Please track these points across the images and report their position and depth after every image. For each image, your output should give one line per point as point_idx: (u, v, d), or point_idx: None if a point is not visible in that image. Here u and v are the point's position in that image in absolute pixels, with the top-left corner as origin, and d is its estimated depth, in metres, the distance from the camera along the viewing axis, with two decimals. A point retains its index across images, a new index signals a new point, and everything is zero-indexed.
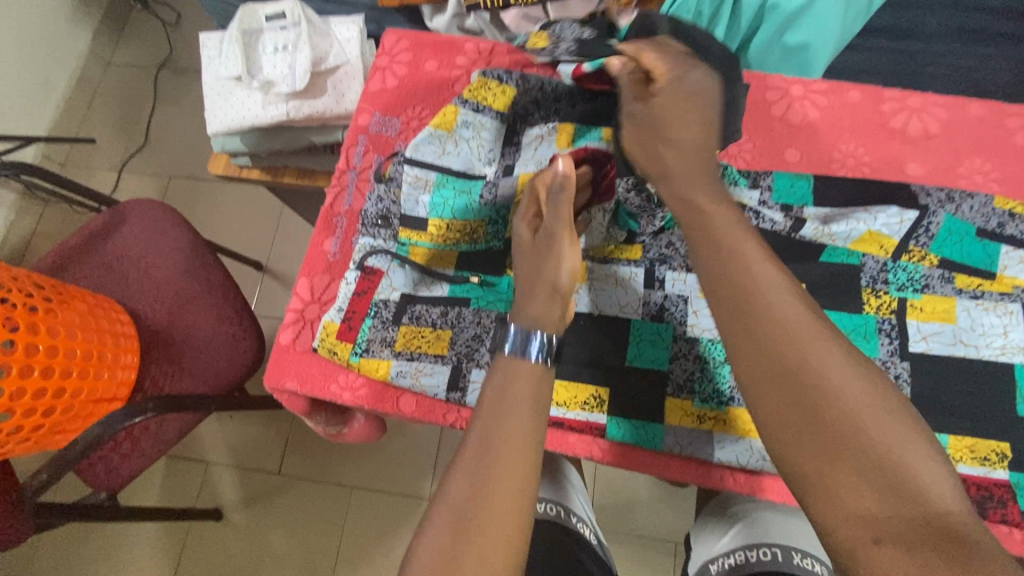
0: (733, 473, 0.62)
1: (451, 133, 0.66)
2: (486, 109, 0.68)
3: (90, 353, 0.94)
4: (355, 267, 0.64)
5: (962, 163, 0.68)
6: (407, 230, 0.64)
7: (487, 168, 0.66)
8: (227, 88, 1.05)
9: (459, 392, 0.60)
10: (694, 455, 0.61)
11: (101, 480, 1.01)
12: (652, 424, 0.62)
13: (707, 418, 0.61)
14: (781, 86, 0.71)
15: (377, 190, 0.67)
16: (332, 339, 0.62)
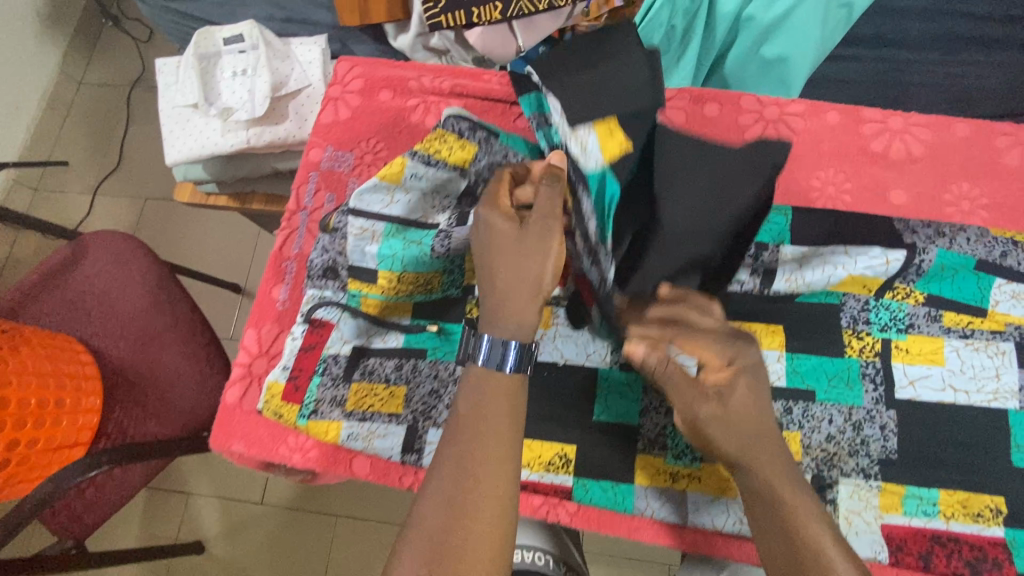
0: (708, 534, 0.59)
1: (401, 189, 0.58)
2: (439, 163, 0.58)
3: (47, 401, 0.89)
4: (301, 321, 0.59)
5: (948, 189, 0.64)
6: (356, 281, 0.58)
7: (443, 218, 0.59)
8: (184, 116, 1.01)
9: (416, 454, 0.56)
10: (668, 517, 0.59)
11: (64, 528, 0.97)
12: (622, 484, 0.60)
13: (680, 476, 0.59)
14: (755, 109, 0.67)
15: (320, 241, 0.61)
16: (277, 401, 0.58)
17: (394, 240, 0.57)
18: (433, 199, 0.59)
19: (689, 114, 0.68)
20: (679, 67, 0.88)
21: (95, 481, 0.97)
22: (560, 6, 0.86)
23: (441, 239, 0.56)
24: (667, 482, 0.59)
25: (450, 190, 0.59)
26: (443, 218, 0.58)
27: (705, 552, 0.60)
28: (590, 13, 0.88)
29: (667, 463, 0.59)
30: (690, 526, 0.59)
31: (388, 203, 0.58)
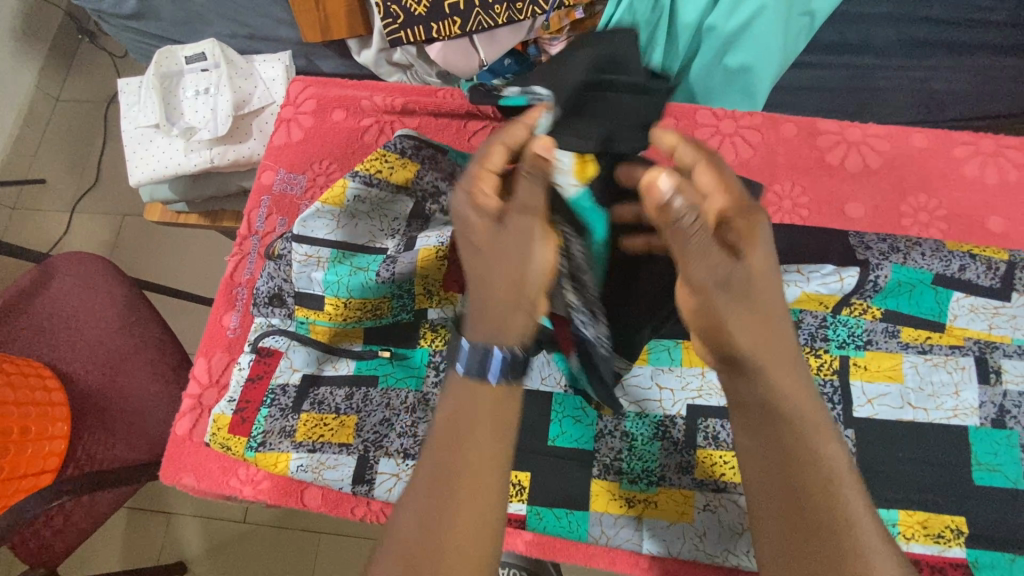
0: (664, 559, 0.58)
1: (344, 211, 0.58)
2: (382, 182, 0.60)
3: (12, 429, 0.88)
4: (249, 350, 0.58)
5: (907, 201, 0.63)
6: (303, 309, 0.57)
7: (390, 241, 0.59)
8: (146, 136, 0.99)
9: (366, 485, 0.55)
10: (624, 543, 0.58)
11: (34, 558, 0.95)
12: (577, 511, 0.59)
13: (636, 501, 0.59)
14: (710, 123, 0.66)
15: (266, 267, 0.60)
16: (224, 433, 0.56)
17: (342, 265, 0.57)
18: (380, 221, 0.60)
19: None
20: None
21: (64, 508, 0.95)
22: (521, 20, 0.85)
23: (387, 263, 0.57)
24: (623, 506, 0.59)
25: (396, 212, 0.60)
26: (392, 241, 0.59)
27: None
28: (551, 26, 0.87)
29: (623, 488, 0.59)
30: (645, 553, 0.58)
31: (334, 229, 0.58)
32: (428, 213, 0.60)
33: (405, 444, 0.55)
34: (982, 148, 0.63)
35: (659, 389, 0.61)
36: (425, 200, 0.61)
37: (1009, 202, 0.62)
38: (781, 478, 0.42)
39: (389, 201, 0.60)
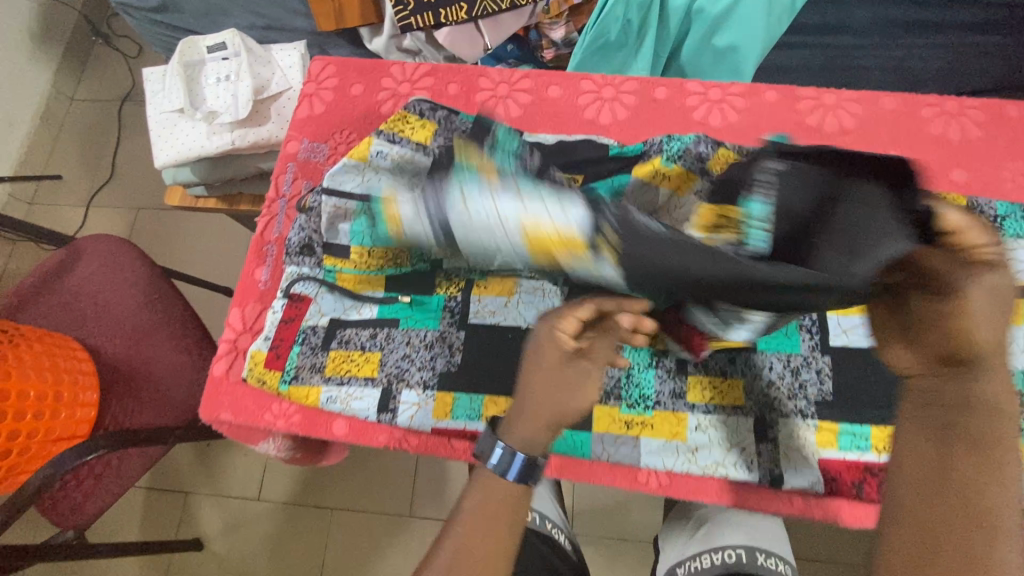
0: (657, 473, 0.66)
1: (369, 163, 0.64)
2: (404, 140, 0.66)
3: (46, 394, 0.94)
4: (282, 295, 0.65)
5: (879, 156, 0.69)
6: (332, 257, 0.64)
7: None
8: (171, 121, 1.05)
9: (390, 414, 0.61)
10: (622, 460, 0.65)
11: (68, 521, 1.01)
12: (580, 434, 0.66)
13: (634, 424, 0.66)
14: (699, 90, 0.72)
15: (298, 220, 0.66)
16: (260, 368, 0.63)
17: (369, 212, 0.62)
18: (404, 177, 0.64)
19: (640, 97, 0.73)
20: (637, 59, 0.93)
21: (94, 471, 1.01)
22: (523, 6, 0.93)
23: None
24: (623, 429, 0.66)
25: (419, 167, 0.64)
26: None
27: (654, 493, 0.67)
28: (550, 10, 0.93)
29: (622, 412, 0.65)
30: (643, 467, 0.65)
31: (361, 181, 0.63)
32: None
33: (424, 377, 0.61)
34: (946, 108, 0.69)
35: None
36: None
37: (971, 156, 0.67)
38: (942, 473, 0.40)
39: (412, 155, 0.66)
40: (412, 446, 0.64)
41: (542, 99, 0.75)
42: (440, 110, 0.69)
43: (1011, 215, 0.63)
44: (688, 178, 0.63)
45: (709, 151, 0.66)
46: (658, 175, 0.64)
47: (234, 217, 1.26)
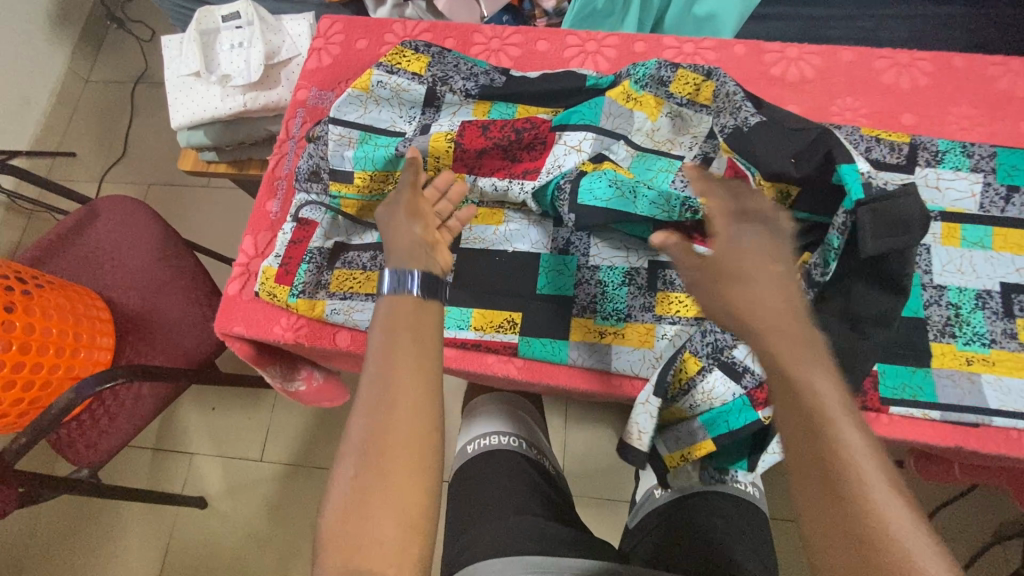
0: (630, 380, 0.73)
1: (371, 94, 0.76)
2: (401, 72, 0.77)
3: (66, 332, 1.01)
4: (291, 220, 0.76)
5: (836, 103, 0.76)
6: (337, 183, 0.74)
7: (408, 126, 0.76)
8: (187, 84, 1.13)
9: None
10: (596, 364, 0.72)
11: (82, 458, 1.06)
12: (557, 341, 0.73)
13: (607, 333, 0.73)
14: (674, 45, 0.79)
15: (307, 148, 0.76)
16: (271, 283, 0.72)
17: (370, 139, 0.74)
18: (400, 108, 0.76)
19: (620, 51, 0.80)
20: (624, 26, 1.00)
21: (108, 411, 1.07)
22: None
23: (405, 142, 0.73)
24: (596, 337, 0.73)
25: (412, 98, 0.77)
26: (411, 127, 0.76)
27: (627, 398, 0.74)
28: None
29: (597, 321, 0.73)
30: (615, 372, 0.72)
31: (362, 113, 0.76)
32: (439, 100, 0.77)
33: None
34: (897, 61, 0.76)
35: (626, 249, 0.76)
36: (437, 86, 0.77)
37: (919, 102, 0.75)
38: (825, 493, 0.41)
39: (407, 87, 0.76)
40: None
41: (531, 52, 0.82)
42: (434, 47, 0.78)
43: (950, 150, 0.71)
44: (656, 103, 0.76)
45: (670, 74, 0.75)
46: (629, 102, 0.76)
47: (243, 182, 1.33)
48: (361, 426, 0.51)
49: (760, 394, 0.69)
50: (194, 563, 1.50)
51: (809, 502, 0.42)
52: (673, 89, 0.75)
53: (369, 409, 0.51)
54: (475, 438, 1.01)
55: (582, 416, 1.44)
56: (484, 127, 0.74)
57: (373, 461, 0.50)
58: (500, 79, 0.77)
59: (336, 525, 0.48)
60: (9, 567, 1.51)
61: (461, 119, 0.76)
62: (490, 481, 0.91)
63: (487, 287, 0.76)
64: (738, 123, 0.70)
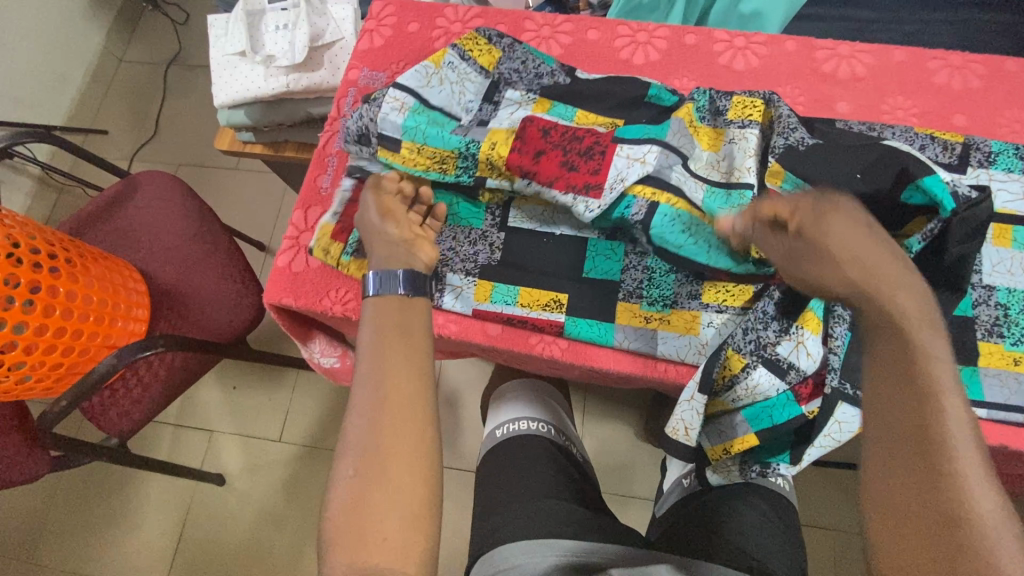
0: (675, 366, 0.74)
1: (439, 70, 0.77)
2: (472, 60, 0.79)
3: (105, 301, 1.03)
4: (351, 177, 0.79)
5: (886, 102, 0.76)
6: (384, 149, 0.75)
7: (464, 114, 0.78)
8: (232, 63, 1.15)
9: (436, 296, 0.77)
10: (641, 348, 0.74)
11: (112, 427, 1.08)
12: (604, 322, 0.75)
13: (652, 318, 0.74)
14: (725, 38, 0.80)
15: (361, 108, 0.77)
16: (326, 241, 0.76)
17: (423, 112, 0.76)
18: (461, 93, 0.78)
19: (671, 42, 0.81)
20: (668, 20, 1.01)
21: (142, 380, 1.09)
22: None
23: (461, 129, 0.77)
24: (642, 322, 0.74)
25: (474, 89, 0.79)
26: (466, 116, 0.78)
27: (669, 383, 0.75)
28: None
29: (643, 306, 0.74)
30: (659, 356, 0.74)
31: (423, 83, 0.77)
32: (499, 97, 0.79)
33: (467, 267, 0.78)
34: (950, 62, 0.76)
35: None
36: (501, 84, 0.80)
37: (971, 103, 0.75)
38: (911, 473, 0.44)
39: (471, 72, 0.79)
40: (451, 334, 0.78)
41: (582, 41, 0.83)
42: (507, 40, 0.81)
43: (1003, 151, 0.71)
44: (717, 135, 0.75)
45: (727, 103, 0.75)
46: (695, 129, 0.75)
47: (277, 163, 1.35)
48: (366, 426, 0.54)
49: (804, 389, 0.71)
50: (210, 538, 1.51)
51: (891, 489, 0.45)
52: (731, 116, 0.75)
53: (373, 406, 0.55)
54: (504, 423, 1.03)
55: (603, 411, 1.44)
56: (546, 130, 0.74)
57: (376, 459, 0.52)
58: (564, 80, 0.79)
59: (346, 519, 0.51)
60: (31, 533, 1.54)
61: (520, 115, 0.76)
62: (520, 465, 0.93)
63: (534, 268, 0.77)
64: (791, 143, 0.71)
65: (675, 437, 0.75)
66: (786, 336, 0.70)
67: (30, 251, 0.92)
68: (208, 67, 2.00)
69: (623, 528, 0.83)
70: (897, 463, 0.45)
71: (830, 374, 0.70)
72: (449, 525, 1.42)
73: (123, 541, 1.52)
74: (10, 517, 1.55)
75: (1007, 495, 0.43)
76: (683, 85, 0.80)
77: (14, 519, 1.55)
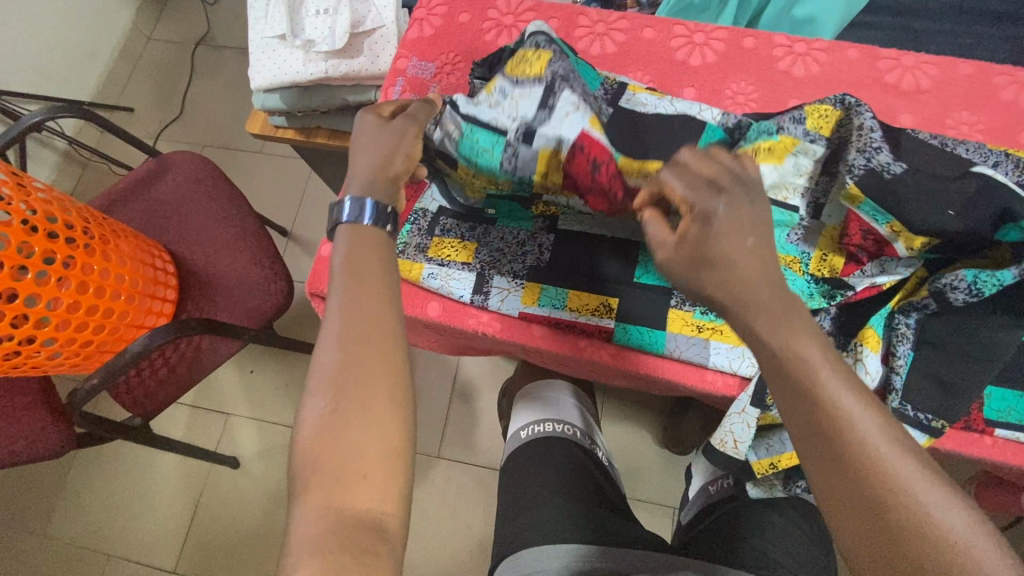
0: (725, 378, 0.73)
1: (489, 94, 0.72)
2: (522, 76, 0.72)
3: (136, 281, 1.02)
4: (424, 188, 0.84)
5: (950, 116, 0.74)
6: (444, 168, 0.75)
7: (511, 123, 0.70)
8: (271, 46, 1.14)
9: (482, 295, 0.78)
10: (692, 357, 0.73)
11: (137, 406, 1.08)
12: (656, 330, 0.74)
13: (704, 328, 0.73)
14: (786, 43, 0.78)
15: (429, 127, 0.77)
16: None
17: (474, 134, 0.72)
18: (511, 108, 0.70)
19: (729, 45, 0.80)
20: (718, 21, 0.99)
21: (169, 361, 1.09)
22: None
23: (510, 158, 0.70)
24: (693, 331, 0.73)
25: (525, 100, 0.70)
26: (512, 126, 0.70)
27: (716, 395, 0.74)
28: None
29: (695, 315, 0.73)
30: (710, 368, 0.72)
31: (472, 105, 0.72)
32: (553, 99, 0.69)
33: (515, 268, 0.78)
34: (1018, 78, 0.74)
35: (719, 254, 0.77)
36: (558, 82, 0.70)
37: None
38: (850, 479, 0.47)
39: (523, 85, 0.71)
40: (494, 333, 0.78)
41: (636, 39, 0.82)
42: (555, 43, 0.74)
43: None
44: (790, 142, 0.71)
45: (803, 115, 0.72)
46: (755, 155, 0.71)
47: (306, 150, 1.33)
48: (331, 358, 0.52)
49: None
50: (221, 521, 1.51)
51: (842, 498, 0.47)
52: (807, 125, 0.72)
53: (342, 340, 0.53)
54: (528, 424, 1.02)
55: (624, 414, 1.42)
56: (596, 161, 0.69)
57: (343, 394, 0.50)
58: (608, 111, 0.75)
59: (307, 463, 0.48)
60: (45, 507, 1.54)
61: (576, 121, 0.69)
62: (546, 467, 0.91)
63: (583, 270, 0.77)
64: (874, 166, 0.67)
65: (721, 449, 0.73)
66: (846, 353, 0.71)
67: (66, 228, 0.91)
68: (236, 49, 1.99)
69: (650, 536, 0.82)
70: (833, 471, 0.48)
71: (892, 394, 0.68)
72: (463, 520, 1.41)
73: (136, 519, 1.52)
74: (23, 491, 1.55)
75: (925, 460, 0.47)
76: (744, 94, 0.78)
77: (27, 492, 1.55)
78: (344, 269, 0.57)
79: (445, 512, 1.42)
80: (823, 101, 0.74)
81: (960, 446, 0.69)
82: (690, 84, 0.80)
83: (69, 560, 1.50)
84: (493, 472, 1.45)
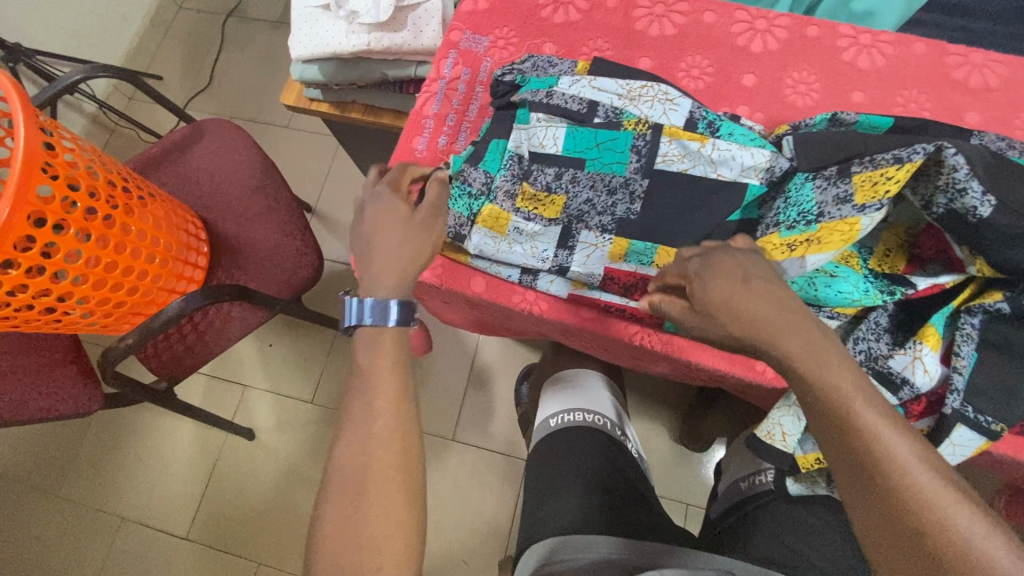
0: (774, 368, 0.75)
1: (507, 239, 0.77)
2: (536, 218, 0.77)
3: (170, 245, 1.02)
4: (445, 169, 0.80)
5: (1018, 117, 0.76)
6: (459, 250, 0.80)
7: (541, 265, 0.78)
8: (313, 16, 1.13)
9: (531, 275, 0.79)
10: None
11: (165, 370, 1.08)
12: None
13: None
14: (851, 34, 0.80)
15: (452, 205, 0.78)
16: None
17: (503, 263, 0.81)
18: (534, 249, 0.78)
19: (792, 33, 0.81)
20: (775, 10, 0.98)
21: (197, 328, 1.09)
22: None
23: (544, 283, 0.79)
24: None
25: (547, 241, 0.77)
26: (544, 267, 0.78)
27: (763, 385, 0.77)
28: None
29: None
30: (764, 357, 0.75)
31: (496, 249, 0.78)
32: (573, 241, 0.77)
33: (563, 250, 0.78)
34: None
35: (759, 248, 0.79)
36: (573, 224, 0.77)
37: None
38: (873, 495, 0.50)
39: (541, 231, 0.77)
40: (541, 312, 0.80)
41: (696, 22, 0.83)
42: (565, 178, 0.75)
43: None
44: (849, 225, 0.68)
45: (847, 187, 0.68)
46: (797, 247, 0.70)
47: (341, 125, 1.33)
48: (352, 447, 0.57)
49: (917, 407, 0.70)
50: (235, 491, 1.51)
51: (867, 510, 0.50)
52: (857, 202, 0.68)
53: (359, 425, 0.58)
54: (556, 412, 1.01)
55: (643, 409, 1.41)
56: (625, 287, 0.77)
57: (364, 479, 0.56)
58: (643, 183, 0.74)
59: (338, 521, 0.55)
60: (60, 466, 1.55)
61: (596, 261, 0.76)
62: (577, 454, 0.91)
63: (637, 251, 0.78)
64: (961, 209, 0.64)
65: (769, 442, 0.74)
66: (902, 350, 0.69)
67: (107, 186, 0.91)
68: (268, 21, 1.96)
69: (677, 528, 0.82)
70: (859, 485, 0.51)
71: (951, 396, 0.66)
72: (477, 504, 1.41)
73: (149, 484, 1.53)
74: (39, 450, 1.56)
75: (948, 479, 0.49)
76: (807, 87, 0.79)
77: (44, 451, 1.56)
78: (363, 370, 0.62)
79: (458, 495, 1.42)
80: (893, 154, 0.67)
81: (1016, 449, 0.69)
82: (749, 69, 0.82)
83: (83, 521, 1.51)
84: (508, 458, 1.44)
